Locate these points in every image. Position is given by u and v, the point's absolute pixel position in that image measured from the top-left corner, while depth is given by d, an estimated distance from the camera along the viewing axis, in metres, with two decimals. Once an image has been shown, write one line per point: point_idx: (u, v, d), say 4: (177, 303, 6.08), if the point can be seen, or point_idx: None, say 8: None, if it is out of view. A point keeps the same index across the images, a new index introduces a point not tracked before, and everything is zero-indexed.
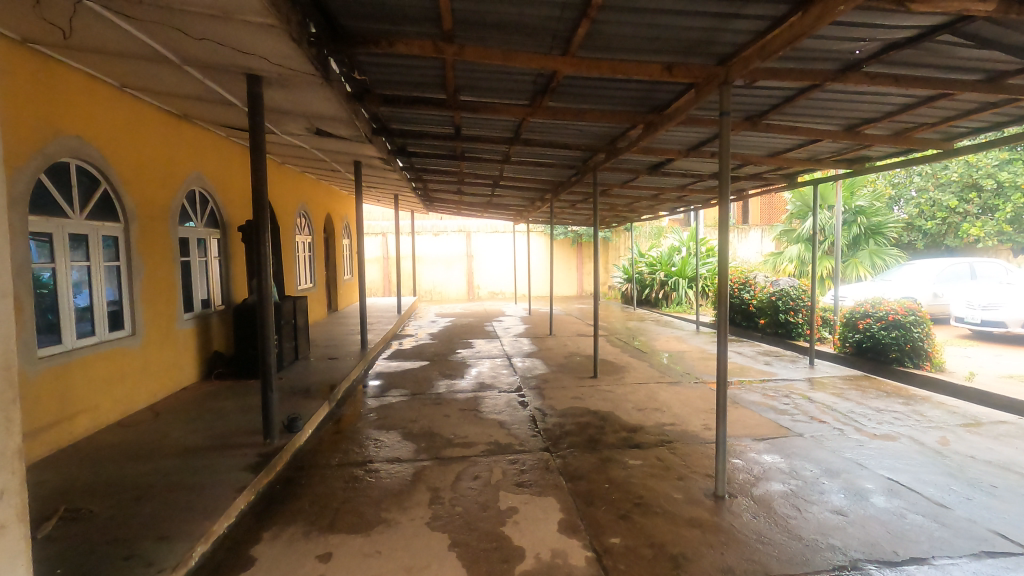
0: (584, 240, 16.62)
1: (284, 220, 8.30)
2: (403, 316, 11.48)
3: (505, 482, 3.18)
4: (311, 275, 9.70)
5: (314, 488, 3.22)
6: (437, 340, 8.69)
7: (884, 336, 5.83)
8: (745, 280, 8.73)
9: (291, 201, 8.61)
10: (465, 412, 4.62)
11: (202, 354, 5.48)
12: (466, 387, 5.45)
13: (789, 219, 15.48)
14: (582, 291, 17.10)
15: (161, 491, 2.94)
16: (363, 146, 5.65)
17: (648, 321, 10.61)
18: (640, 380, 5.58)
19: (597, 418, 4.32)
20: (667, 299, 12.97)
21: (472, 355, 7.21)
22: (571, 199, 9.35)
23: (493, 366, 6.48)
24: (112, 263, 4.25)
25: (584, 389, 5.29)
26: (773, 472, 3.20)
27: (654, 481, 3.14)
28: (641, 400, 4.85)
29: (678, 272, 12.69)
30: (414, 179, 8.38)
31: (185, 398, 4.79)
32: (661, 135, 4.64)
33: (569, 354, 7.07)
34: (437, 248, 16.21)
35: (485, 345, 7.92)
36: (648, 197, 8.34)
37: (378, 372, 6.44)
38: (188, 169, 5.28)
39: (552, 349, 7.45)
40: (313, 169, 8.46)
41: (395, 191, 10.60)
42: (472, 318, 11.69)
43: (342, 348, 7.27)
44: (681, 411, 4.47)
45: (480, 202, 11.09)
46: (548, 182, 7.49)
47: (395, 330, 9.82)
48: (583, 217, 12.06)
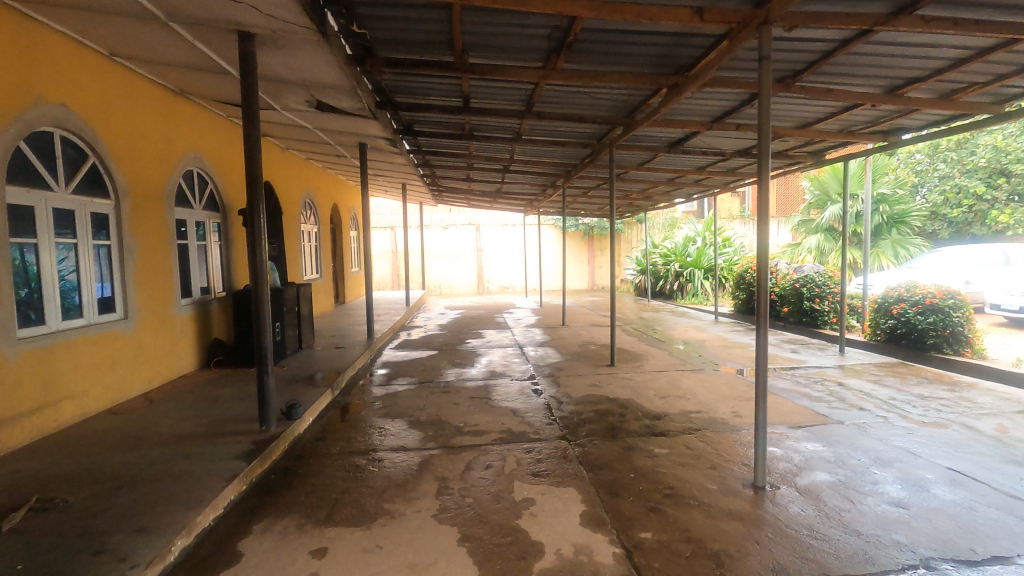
0: (595, 233, 16.31)
1: (289, 208, 8.09)
2: (412, 309, 11.25)
3: (519, 472, 2.90)
4: (317, 266, 9.48)
5: (311, 478, 2.96)
6: (446, 331, 8.42)
7: (920, 321, 5.48)
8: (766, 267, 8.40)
9: (296, 189, 8.39)
10: (475, 400, 4.35)
11: (201, 342, 5.26)
12: (477, 375, 5.17)
13: (807, 209, 15.06)
14: (594, 285, 16.78)
15: (145, 480, 2.69)
16: (367, 123, 5.39)
17: (663, 312, 10.29)
18: (660, 368, 5.28)
19: (616, 406, 4.03)
20: (682, 291, 12.61)
21: (483, 345, 6.93)
22: (584, 186, 9.05)
23: (504, 355, 6.20)
24: (102, 242, 4.02)
25: (601, 376, 5.00)
26: (816, 461, 2.89)
27: (684, 470, 2.85)
28: (663, 387, 4.55)
29: (693, 262, 12.33)
30: (421, 164, 8.11)
31: (180, 386, 4.55)
32: (684, 103, 4.33)
33: (584, 343, 6.78)
34: (447, 242, 15.97)
35: (496, 335, 7.65)
36: (664, 181, 8.01)
37: (385, 361, 6.18)
38: (186, 148, 5.05)
39: (565, 339, 7.16)
40: (318, 155, 8.23)
41: (403, 181, 10.36)
42: (482, 310, 11.42)
43: (348, 338, 7.03)
44: (708, 398, 4.17)
45: (490, 192, 10.82)
46: (561, 164, 7.20)
47: (403, 322, 9.57)
48: (595, 206, 11.75)
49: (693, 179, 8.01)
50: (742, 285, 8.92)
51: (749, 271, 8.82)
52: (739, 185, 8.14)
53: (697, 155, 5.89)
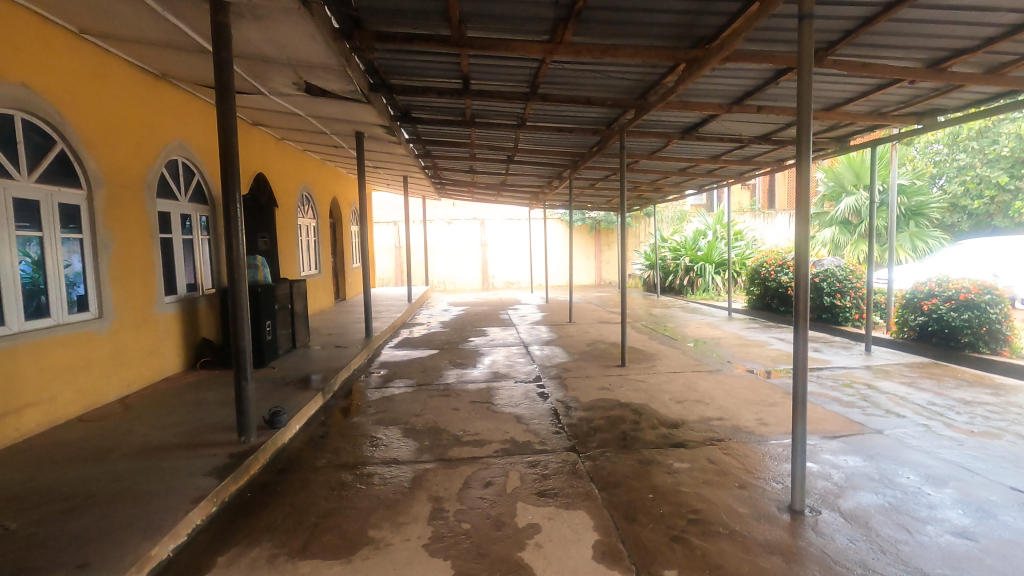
0: (603, 227, 15.96)
1: (285, 202, 7.81)
2: (415, 305, 10.95)
3: (523, 491, 2.58)
4: (315, 262, 9.20)
5: (292, 497, 2.66)
6: (448, 329, 8.11)
7: (954, 318, 5.10)
8: (783, 262, 8.08)
9: (293, 181, 8.11)
10: (476, 405, 4.04)
11: (188, 342, 4.99)
12: (479, 377, 4.86)
13: (821, 202, 14.63)
14: (601, 280, 16.43)
15: (102, 501, 2.40)
16: (361, 108, 5.06)
17: (674, 308, 9.95)
18: (674, 369, 4.94)
19: (629, 412, 3.70)
20: (692, 286, 12.24)
21: (486, 344, 6.62)
22: (591, 177, 8.70)
23: (508, 354, 5.88)
24: (73, 236, 3.74)
25: (612, 378, 4.68)
26: (859, 479, 2.56)
27: (710, 490, 2.52)
28: (679, 390, 4.22)
29: (704, 256, 11.94)
30: (421, 155, 7.80)
31: (162, 389, 4.26)
32: (702, 81, 3.98)
33: (592, 342, 6.46)
34: (451, 237, 15.66)
35: (500, 333, 7.33)
36: (676, 171, 7.66)
37: (383, 361, 5.88)
38: (169, 136, 4.76)
39: (573, 337, 6.83)
40: (314, 146, 7.92)
41: (404, 173, 10.04)
42: (487, 306, 11.11)
43: (346, 337, 6.73)
44: (729, 403, 3.83)
45: (494, 184, 10.49)
46: (568, 154, 6.87)
47: (404, 319, 9.26)
48: (603, 199, 11.40)
49: (706, 169, 7.65)
50: (757, 280, 8.55)
51: (764, 265, 8.45)
52: (754, 176, 7.77)
53: (713, 141, 5.53)
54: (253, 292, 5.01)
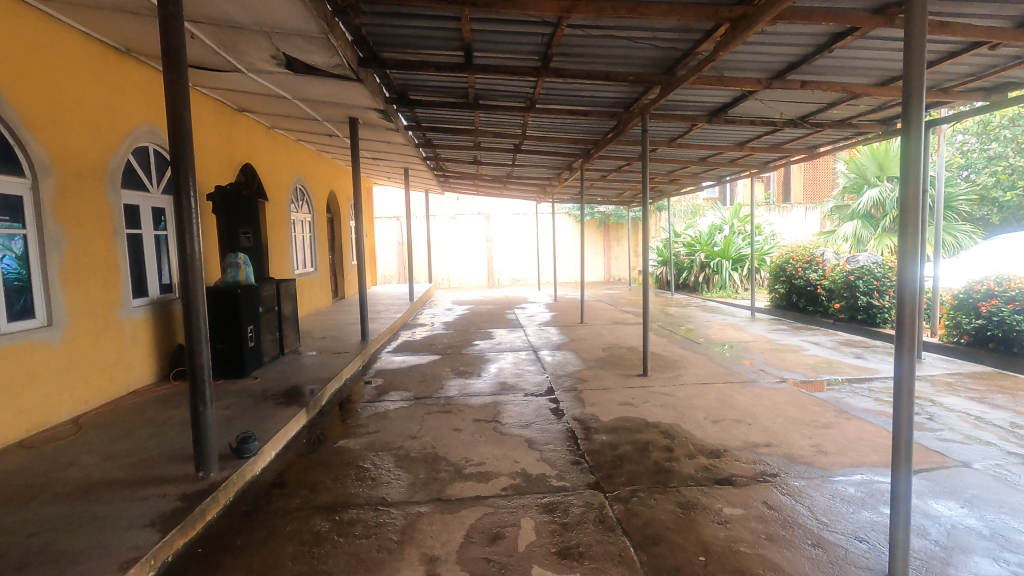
0: (612, 221, 15.40)
1: (277, 195, 7.31)
2: (417, 305, 10.43)
3: (539, 550, 2.06)
4: (310, 259, 8.71)
5: (252, 553, 2.15)
6: (451, 331, 7.58)
7: (1018, 321, 4.52)
8: (811, 258, 7.50)
9: (285, 173, 7.61)
10: (481, 425, 3.51)
11: (161, 350, 4.50)
12: (484, 389, 4.33)
13: (841, 194, 14.00)
14: (610, 277, 15.87)
15: (5, 565, 1.90)
16: (352, 89, 4.54)
17: (691, 307, 9.38)
18: (703, 380, 4.41)
19: (660, 436, 3.16)
20: (708, 284, 11.65)
21: (492, 348, 6.09)
22: (604, 167, 8.15)
23: (516, 361, 5.35)
24: (14, 231, 3.25)
25: (634, 391, 4.14)
26: (966, 537, 2.02)
27: (776, 551, 1.99)
28: (713, 406, 3.68)
29: (721, 252, 11.34)
30: (422, 144, 7.26)
31: (126, 405, 3.77)
32: (742, 48, 3.43)
33: (607, 346, 5.93)
34: (455, 232, 15.14)
35: (506, 336, 6.79)
36: (696, 160, 7.10)
37: (379, 368, 5.36)
38: (136, 120, 4.26)
39: (586, 341, 6.29)
40: (308, 134, 7.40)
41: (405, 165, 9.51)
42: (492, 305, 10.58)
43: (340, 340, 6.22)
44: (775, 424, 3.29)
45: (500, 176, 9.93)
46: (580, 141, 6.33)
47: (405, 320, 8.75)
48: (614, 191, 10.84)
49: (730, 158, 7.07)
50: (782, 277, 7.97)
51: (790, 262, 7.87)
52: (781, 165, 7.20)
53: (745, 125, 4.98)
54: (233, 295, 4.47)
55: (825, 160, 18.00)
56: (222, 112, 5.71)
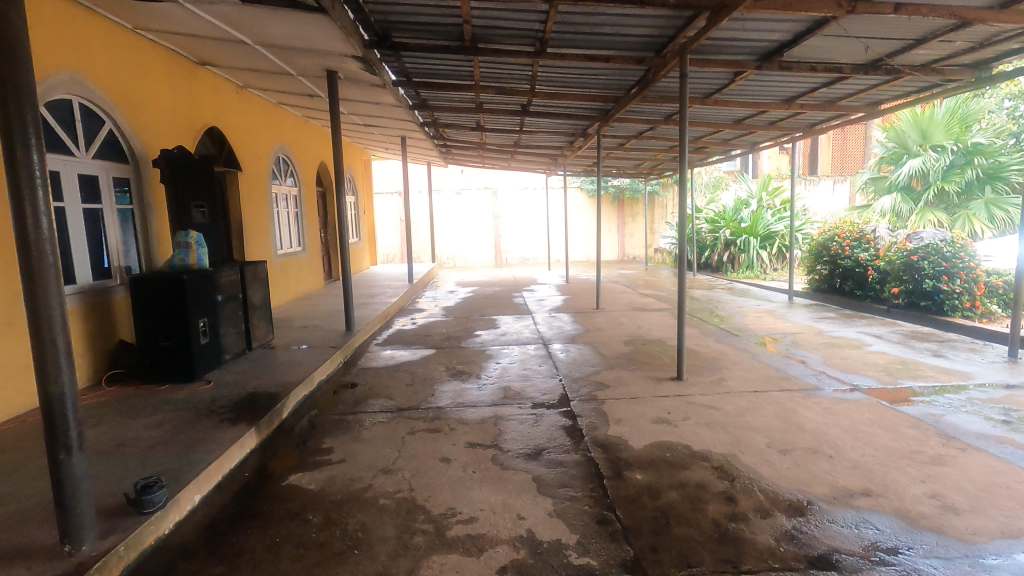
0: (627, 196, 14.43)
1: (255, 166, 6.49)
2: (417, 288, 9.61)
3: None
4: (298, 237, 7.91)
5: None
6: (451, 318, 6.76)
7: None
8: (861, 235, 6.57)
9: (264, 140, 6.74)
10: (477, 453, 2.72)
11: (95, 347, 3.73)
12: (484, 397, 3.54)
13: (877, 165, 12.92)
14: (625, 256, 14.96)
15: None
16: (320, 27, 3.67)
17: (717, 290, 8.48)
18: (753, 386, 3.58)
19: (715, 478, 2.35)
20: (733, 264, 10.69)
21: (496, 340, 5.27)
22: (624, 131, 7.22)
23: (524, 358, 4.54)
24: None
25: (670, 403, 3.32)
26: None
27: None
28: (775, 428, 2.86)
29: (748, 229, 10.38)
30: (416, 106, 6.38)
31: (35, 421, 3.02)
32: None
33: (628, 339, 5.11)
34: (460, 208, 14.27)
35: (513, 325, 5.97)
36: (731, 123, 6.16)
37: (363, 366, 4.57)
38: (47, 66, 3.42)
39: (604, 331, 5.46)
40: (288, 95, 6.51)
41: (402, 133, 8.62)
42: (498, 287, 9.74)
43: (322, 330, 5.45)
44: (867, 459, 2.46)
45: (507, 147, 9.01)
46: (598, 98, 5.41)
47: (402, 305, 7.94)
48: (632, 162, 9.89)
49: (771, 119, 6.12)
50: (824, 257, 7.05)
51: (834, 239, 6.94)
52: (830, 128, 6.24)
53: (804, 71, 4.07)
54: (177, 281, 3.65)
55: (857, 128, 16.78)
56: (177, 65, 4.86)
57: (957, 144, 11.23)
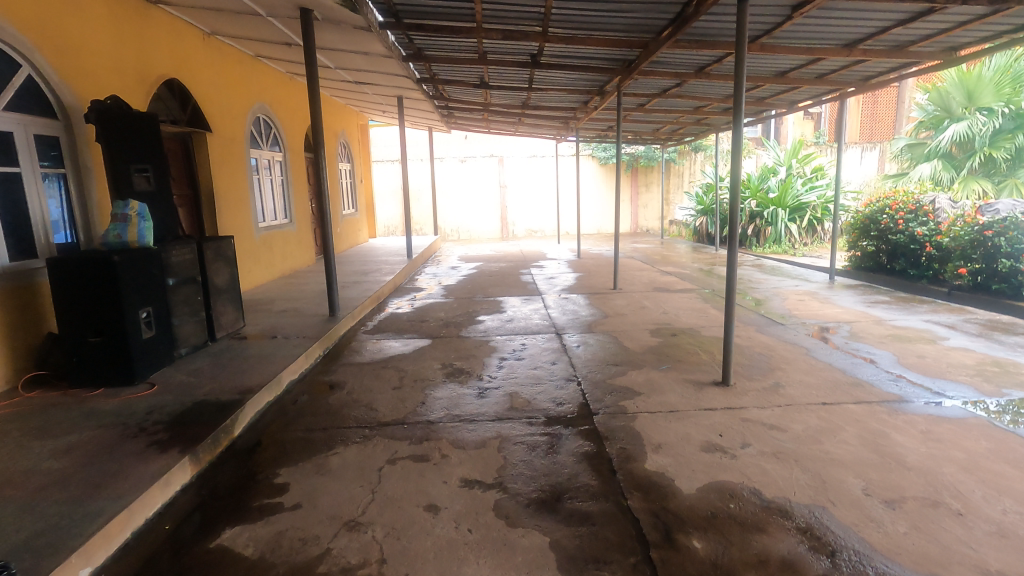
0: (641, 164, 13.54)
1: (231, 128, 5.75)
2: (417, 264, 8.91)
3: None
4: (284, 208, 7.20)
5: None
6: (452, 298, 6.08)
7: None
8: (918, 207, 5.77)
9: (240, 98, 5.95)
10: (476, 498, 2.05)
11: (12, 343, 3.06)
12: (486, 408, 2.87)
13: (914, 131, 11.95)
14: (638, 228, 14.14)
15: None
16: None
17: (743, 267, 7.72)
18: (820, 395, 2.89)
19: (810, 552, 1.68)
20: (758, 237, 9.80)
21: (501, 328, 4.59)
22: (647, 87, 6.38)
23: (534, 351, 3.87)
24: None
25: (720, 420, 2.63)
26: None
27: None
28: (866, 463, 2.18)
29: (776, 199, 9.53)
30: (410, 57, 5.59)
31: None
32: None
33: (655, 328, 4.39)
34: (464, 177, 13.44)
35: (521, 308, 5.28)
36: (774, 76, 5.32)
37: (346, 360, 3.90)
38: None
39: (627, 318, 4.77)
40: (265, 45, 5.69)
41: (399, 92, 7.79)
42: (503, 263, 9.02)
43: (302, 314, 4.77)
44: (1015, 521, 1.78)
45: (513, 109, 8.15)
46: (622, 44, 4.58)
47: (399, 282, 7.24)
48: (651, 125, 9.01)
49: (823, 70, 5.26)
50: (871, 231, 6.27)
51: (885, 212, 6.13)
52: (890, 81, 5.38)
53: None
54: (105, 263, 2.96)
55: (889, 91, 15.66)
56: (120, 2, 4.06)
57: (1007, 106, 10.19)
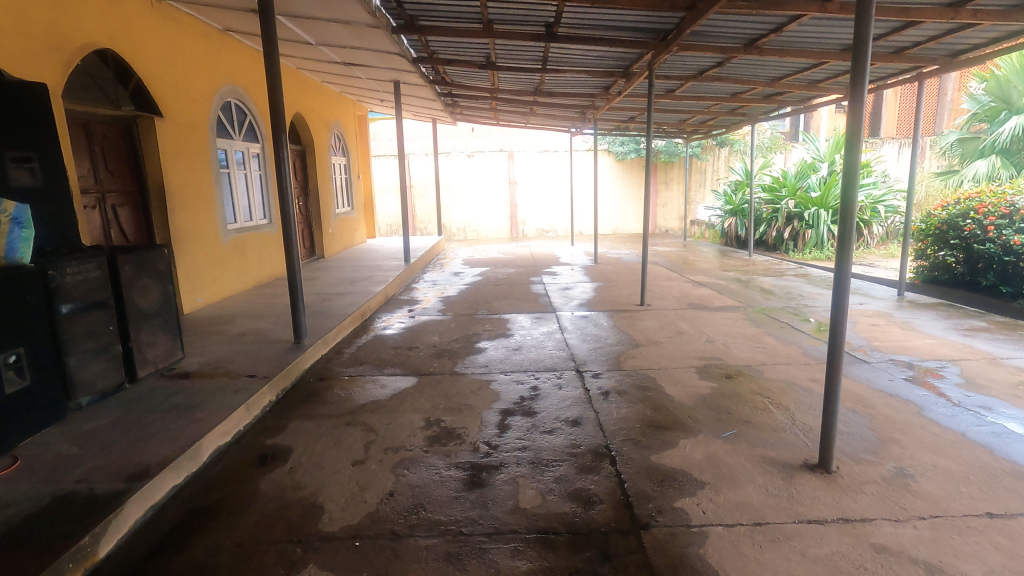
0: (661, 159, 12.54)
1: (191, 113, 4.88)
2: (416, 269, 8.01)
3: None
4: (262, 207, 6.33)
5: None
6: (451, 315, 5.16)
7: None
8: (1013, 211, 4.78)
9: (204, 78, 5.06)
10: None
11: None
12: (482, 511, 1.96)
13: (968, 125, 10.83)
14: (656, 228, 13.15)
15: None
16: None
17: (788, 278, 6.73)
18: (979, 498, 1.94)
19: None
20: (796, 242, 8.80)
21: (508, 359, 3.68)
22: (683, 67, 5.43)
23: (550, 400, 2.94)
24: None
25: (841, 551, 1.69)
26: None
27: None
28: None
29: (818, 199, 8.53)
30: (402, 28, 4.74)
31: None
32: None
33: (702, 366, 3.43)
34: (472, 173, 12.53)
35: (532, 331, 4.36)
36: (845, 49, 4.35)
37: (305, 407, 3.01)
38: None
39: (665, 348, 3.84)
40: (231, 14, 4.78)
41: (395, 76, 6.88)
42: (513, 269, 8.09)
43: (262, 340, 3.88)
44: None
45: (523, 96, 7.21)
46: (663, 5, 3.69)
47: (393, 292, 6.35)
48: (678, 114, 8.02)
49: (904, 41, 4.29)
50: (951, 239, 5.27)
51: (968, 216, 5.13)
52: (986, 56, 4.38)
53: None
54: None
55: (929, 83, 14.46)
56: None
57: None
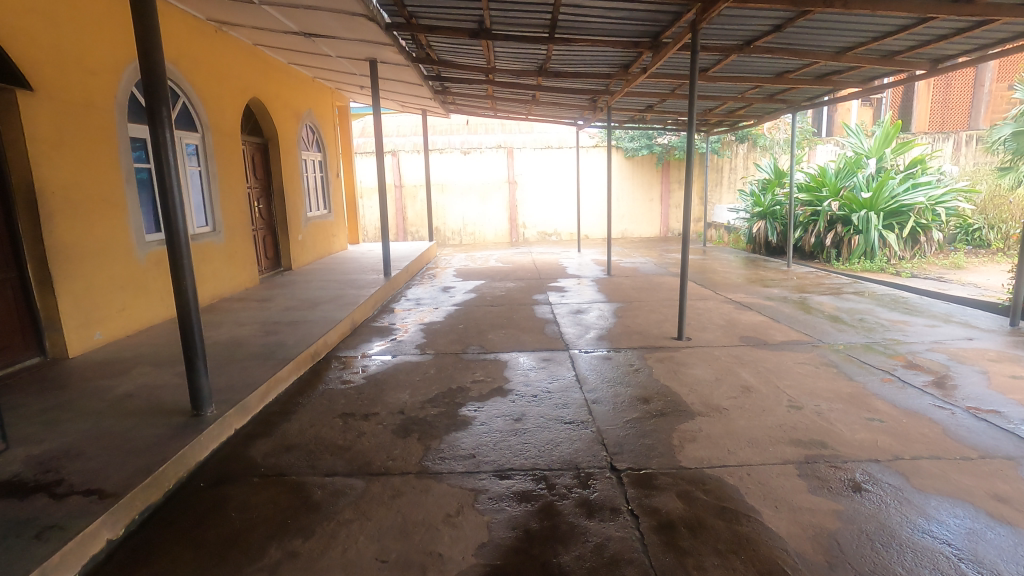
0: (675, 156, 11.33)
1: (88, 88, 3.68)
2: (398, 283, 6.79)
3: None
4: (202, 211, 5.13)
5: None
6: (432, 354, 3.95)
7: None
8: None
9: (107, 44, 3.85)
10: None
11: None
12: None
13: None
14: (668, 232, 11.95)
15: None
16: None
17: (849, 297, 5.53)
18: None
19: None
20: (840, 249, 7.62)
21: (508, 441, 2.47)
22: (730, 32, 4.19)
23: (573, 546, 1.75)
24: None
25: None
26: None
27: None
28: None
29: (868, 200, 7.34)
30: None
31: None
32: None
33: (806, 464, 2.21)
34: (467, 171, 11.32)
35: (543, 386, 3.15)
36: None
37: (166, 552, 1.80)
38: None
39: (736, 421, 2.63)
40: None
41: (370, 53, 5.66)
42: (512, 282, 6.87)
43: (150, 408, 2.67)
44: None
45: (525, 77, 6.02)
46: None
47: (365, 316, 5.14)
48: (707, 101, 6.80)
49: None
50: None
51: None
52: None
53: None
54: None
55: (964, 73, 13.27)
56: None
57: None
